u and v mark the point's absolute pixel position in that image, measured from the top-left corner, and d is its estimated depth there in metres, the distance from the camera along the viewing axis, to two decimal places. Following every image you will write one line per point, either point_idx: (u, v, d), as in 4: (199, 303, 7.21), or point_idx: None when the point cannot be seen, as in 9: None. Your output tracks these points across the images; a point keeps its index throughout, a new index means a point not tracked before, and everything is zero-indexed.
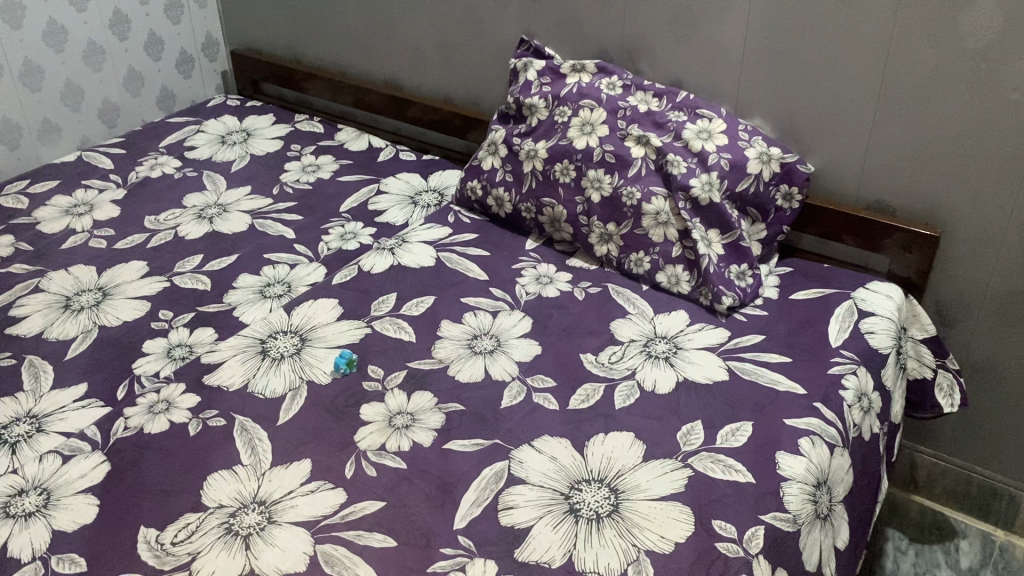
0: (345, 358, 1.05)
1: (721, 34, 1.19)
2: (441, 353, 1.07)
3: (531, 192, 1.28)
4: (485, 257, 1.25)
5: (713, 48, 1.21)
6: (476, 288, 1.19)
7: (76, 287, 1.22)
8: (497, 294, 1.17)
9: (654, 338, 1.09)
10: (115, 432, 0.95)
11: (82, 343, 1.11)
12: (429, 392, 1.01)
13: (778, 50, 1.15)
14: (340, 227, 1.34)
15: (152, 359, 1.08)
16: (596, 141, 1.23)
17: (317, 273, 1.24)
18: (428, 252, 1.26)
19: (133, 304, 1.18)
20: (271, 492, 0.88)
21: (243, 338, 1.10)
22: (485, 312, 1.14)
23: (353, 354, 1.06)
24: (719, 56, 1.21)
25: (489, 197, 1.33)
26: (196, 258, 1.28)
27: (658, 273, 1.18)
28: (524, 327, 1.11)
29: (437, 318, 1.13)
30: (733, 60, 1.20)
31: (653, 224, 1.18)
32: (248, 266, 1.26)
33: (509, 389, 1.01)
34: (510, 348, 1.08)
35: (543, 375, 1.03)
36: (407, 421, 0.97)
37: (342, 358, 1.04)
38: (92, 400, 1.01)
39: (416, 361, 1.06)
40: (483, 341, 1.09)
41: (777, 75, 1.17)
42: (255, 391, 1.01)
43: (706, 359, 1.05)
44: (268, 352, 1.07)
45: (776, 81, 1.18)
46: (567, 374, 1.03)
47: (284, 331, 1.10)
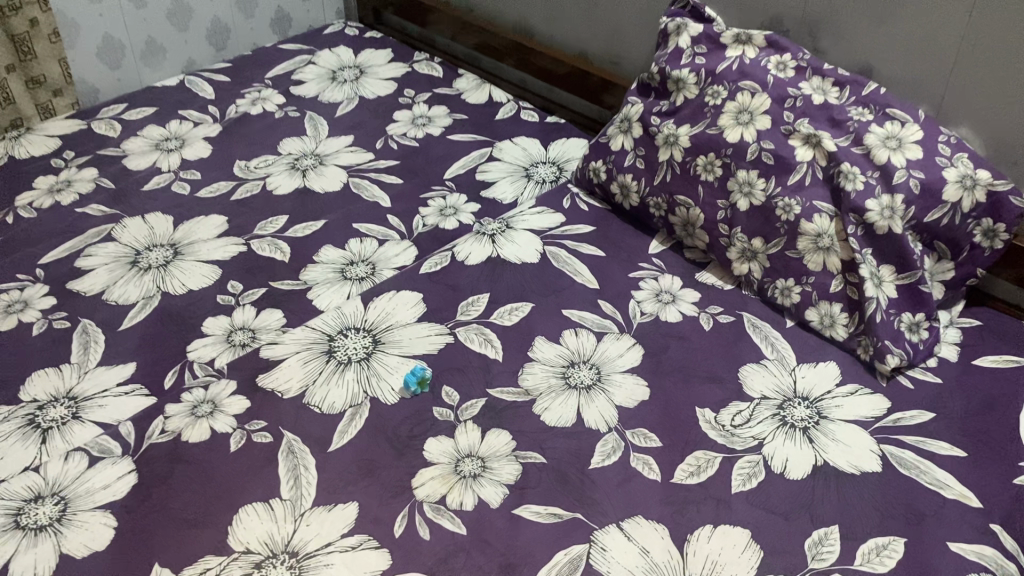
0: (417, 374, 0.89)
1: (934, 21, 0.93)
2: (528, 382, 0.90)
3: (664, 185, 1.07)
4: (599, 259, 1.06)
5: (919, 36, 0.95)
6: (582, 299, 1.00)
7: (148, 240, 1.11)
8: (607, 310, 0.99)
9: (792, 399, 0.88)
10: (150, 435, 0.84)
11: (142, 312, 1.00)
12: (508, 433, 0.85)
13: (1007, 52, 0.89)
14: (440, 199, 1.18)
15: (209, 344, 0.96)
16: (753, 135, 1.00)
17: (406, 255, 1.08)
18: (533, 243, 1.08)
19: (203, 270, 1.06)
20: (307, 541, 0.75)
21: (310, 331, 0.96)
22: (589, 332, 0.96)
23: (426, 370, 0.90)
24: (925, 39, 0.95)
25: (614, 184, 1.13)
26: (280, 218, 1.15)
27: (809, 309, 0.97)
28: (633, 359, 0.93)
29: (532, 334, 0.96)
30: (943, 55, 0.94)
31: (810, 248, 0.96)
32: (333, 235, 1.12)
33: (603, 443, 0.84)
34: (612, 387, 0.90)
35: (647, 431, 0.85)
36: (477, 468, 0.81)
37: (414, 374, 0.89)
38: (137, 387, 0.90)
39: (499, 389, 0.89)
40: (582, 373, 0.91)
41: (999, 81, 0.91)
42: (311, 403, 0.87)
43: (857, 441, 0.84)
44: (335, 353, 0.92)
45: (996, 89, 0.92)
46: (676, 434, 0.85)
47: (356, 327, 0.96)
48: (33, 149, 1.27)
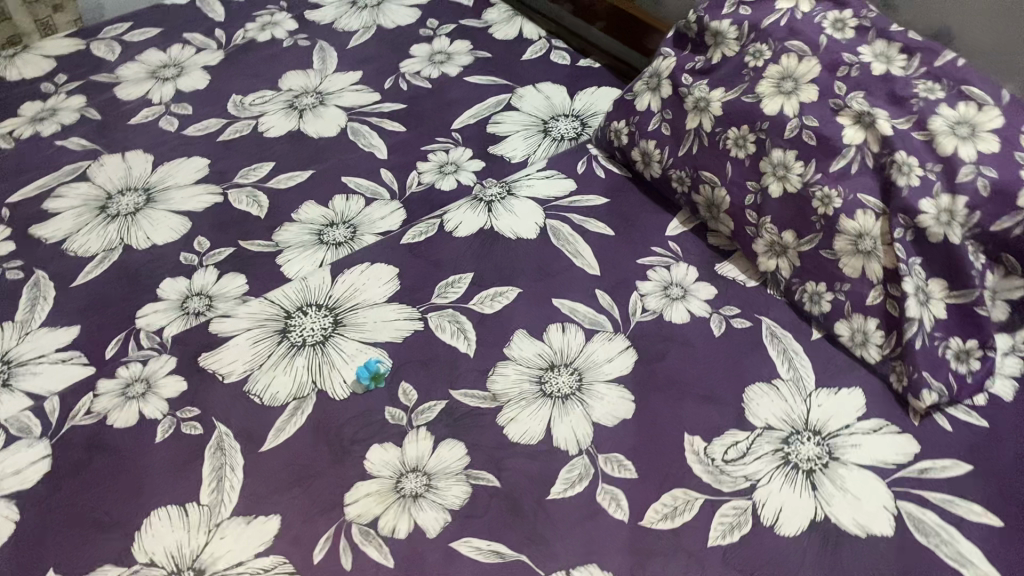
0: (368, 371, 0.79)
1: None
2: (497, 386, 0.79)
3: (689, 158, 0.92)
4: (606, 238, 0.93)
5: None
6: (578, 286, 0.88)
7: (122, 183, 1.03)
8: (603, 302, 0.86)
9: (800, 433, 0.75)
10: (75, 415, 0.77)
11: (99, 266, 0.93)
12: (463, 446, 0.75)
13: None
14: (442, 154, 1.06)
15: (162, 310, 0.88)
16: (794, 108, 0.83)
17: (393, 217, 0.97)
18: (534, 214, 0.95)
19: (172, 222, 0.97)
20: (216, 557, 0.68)
21: (267, 304, 0.86)
22: (578, 328, 0.84)
23: (384, 363, 0.80)
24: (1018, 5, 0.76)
25: (636, 149, 0.98)
26: (266, 165, 1.05)
27: (839, 322, 0.82)
28: (623, 366, 0.80)
29: (511, 327, 0.84)
30: None
31: (848, 250, 0.80)
32: (317, 189, 1.01)
33: (569, 469, 0.73)
34: (591, 399, 0.78)
35: (622, 459, 0.73)
36: (420, 487, 0.72)
37: (365, 371, 0.79)
38: (75, 355, 0.83)
39: (461, 390, 0.79)
40: (560, 379, 0.79)
41: None
42: (252, 393, 0.79)
43: (870, 494, 0.71)
44: (288, 333, 0.83)
45: None
46: (655, 466, 0.73)
47: (318, 304, 0.85)
48: (25, 70, 1.19)
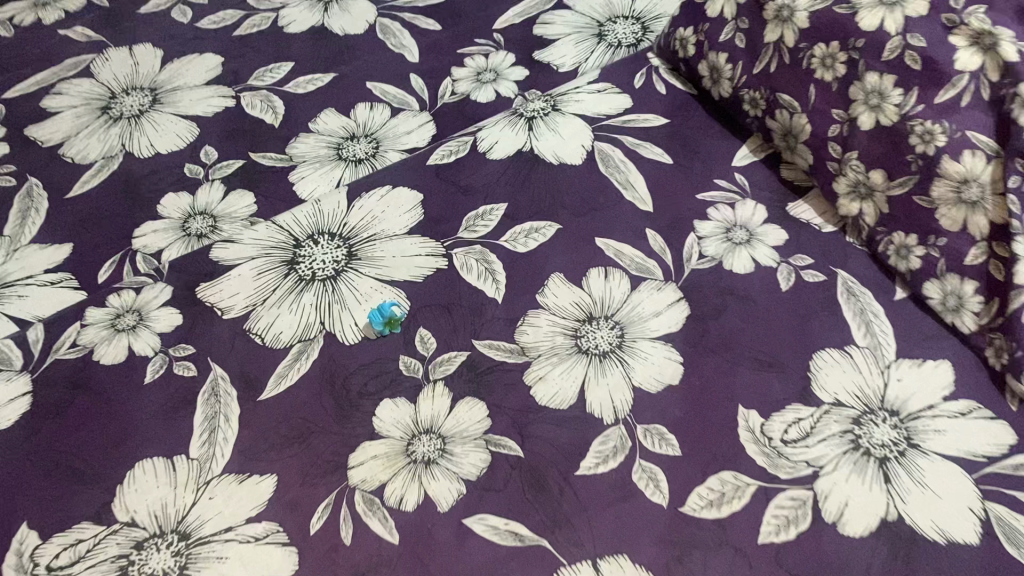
0: (381, 315, 0.70)
1: None
2: (526, 338, 0.70)
3: (766, 78, 0.78)
4: (662, 168, 0.81)
5: None
6: (626, 225, 0.77)
7: (127, 81, 0.93)
8: (654, 245, 0.75)
9: (875, 413, 0.65)
10: (58, 348, 0.70)
11: (97, 176, 0.84)
12: (485, 407, 0.66)
13: None
14: (480, 60, 0.94)
15: (161, 230, 0.79)
16: (897, 23, 0.68)
17: (421, 132, 0.86)
18: (581, 135, 0.83)
19: (178, 128, 0.88)
20: (204, 521, 0.61)
21: (275, 230, 0.77)
22: (622, 274, 0.73)
23: (400, 307, 0.71)
24: None
25: (703, 63, 0.84)
26: (284, 66, 0.94)
27: (928, 282, 0.70)
28: (671, 321, 0.70)
29: (548, 269, 0.74)
30: None
31: (949, 197, 0.67)
32: (339, 96, 0.90)
33: (602, 441, 0.64)
34: (633, 360, 0.68)
35: (665, 432, 0.64)
36: (433, 451, 0.64)
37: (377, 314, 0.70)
38: (65, 278, 0.76)
39: (486, 340, 0.70)
40: (598, 334, 0.70)
41: None
42: (253, 332, 0.71)
43: (953, 492, 0.60)
44: (297, 265, 0.74)
45: None
46: (702, 444, 0.64)
47: (331, 232, 0.76)
48: None
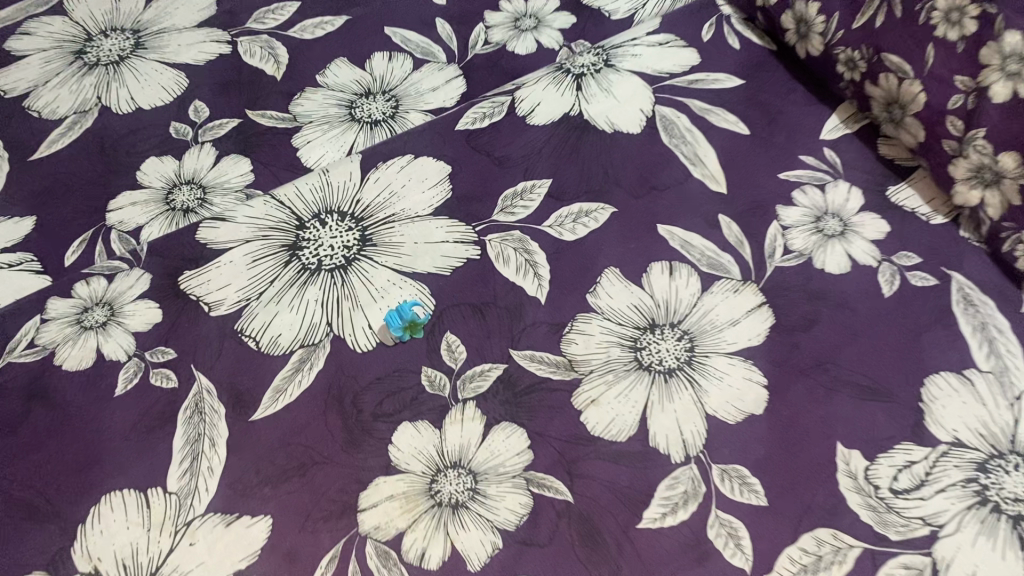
0: (399, 319, 0.58)
1: None
2: (575, 351, 0.57)
3: (868, 32, 0.61)
4: (737, 139, 0.68)
5: None
6: (693, 209, 0.64)
7: (106, 21, 0.79)
8: (729, 235, 0.62)
9: (1006, 458, 0.51)
10: (14, 349, 0.59)
11: (69, 135, 0.71)
12: (525, 435, 0.54)
13: None
14: (519, 3, 0.80)
15: (140, 202, 0.67)
16: None
17: (448, 90, 0.73)
18: (640, 97, 0.70)
19: (163, 77, 0.75)
20: (184, 573, 0.50)
21: (275, 207, 0.64)
22: (691, 271, 0.61)
23: (424, 308, 0.59)
24: None
25: (789, 15, 0.69)
26: (290, 6, 0.80)
27: None
28: (752, 332, 0.58)
29: (600, 262, 0.61)
30: None
31: None
32: (353, 44, 0.76)
33: (669, 484, 0.52)
34: (705, 380, 0.56)
35: (744, 476, 0.53)
36: (463, 493, 0.52)
37: (394, 318, 0.58)
38: (27, 259, 0.64)
39: (525, 350, 0.58)
40: (663, 347, 0.57)
41: None
42: (245, 334, 0.59)
43: None
44: (300, 251, 0.62)
45: None
46: (792, 492, 0.52)
47: (341, 210, 0.64)
48: None
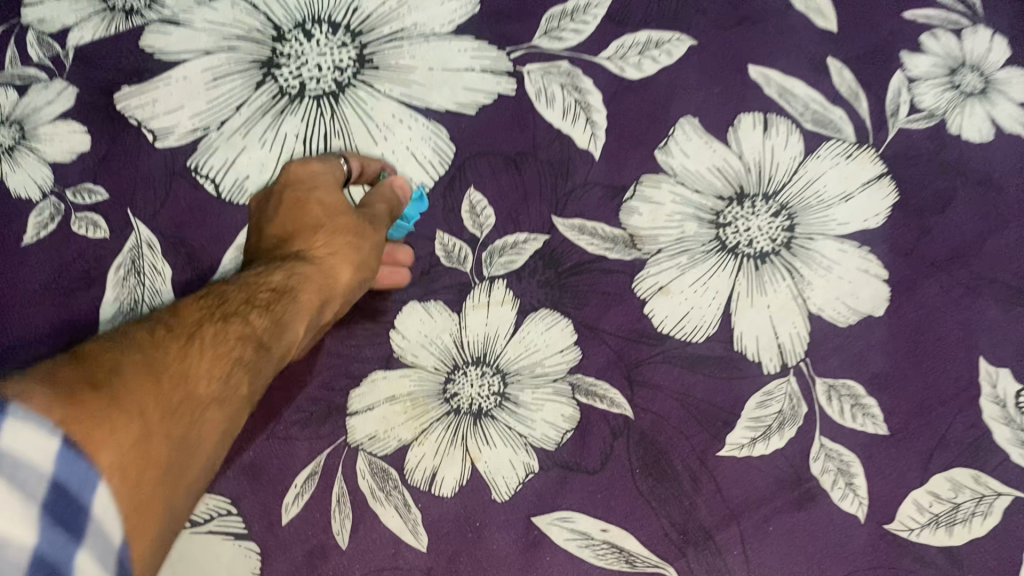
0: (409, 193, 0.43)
1: None
2: (638, 224, 0.43)
3: None
4: None
5: None
6: (796, 47, 0.48)
7: None
8: (840, 83, 0.47)
9: None
10: None
11: None
12: (571, 330, 0.41)
13: None
14: None
15: None
16: None
17: None
18: None
19: None
20: None
21: (244, 11, 0.48)
22: (792, 127, 0.46)
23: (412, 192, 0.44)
24: None
25: None
26: None
27: None
28: (869, 209, 0.44)
29: (675, 109, 0.46)
30: None
31: None
32: None
33: (762, 402, 0.40)
34: (807, 270, 0.42)
35: (860, 395, 0.40)
36: (487, 399, 0.39)
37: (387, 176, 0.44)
38: None
39: (572, 220, 0.43)
40: (754, 224, 0.43)
41: None
42: (200, 173, 0.44)
43: None
44: (276, 70, 0.46)
45: None
46: (922, 421, 0.39)
47: (333, 22, 0.47)
48: None
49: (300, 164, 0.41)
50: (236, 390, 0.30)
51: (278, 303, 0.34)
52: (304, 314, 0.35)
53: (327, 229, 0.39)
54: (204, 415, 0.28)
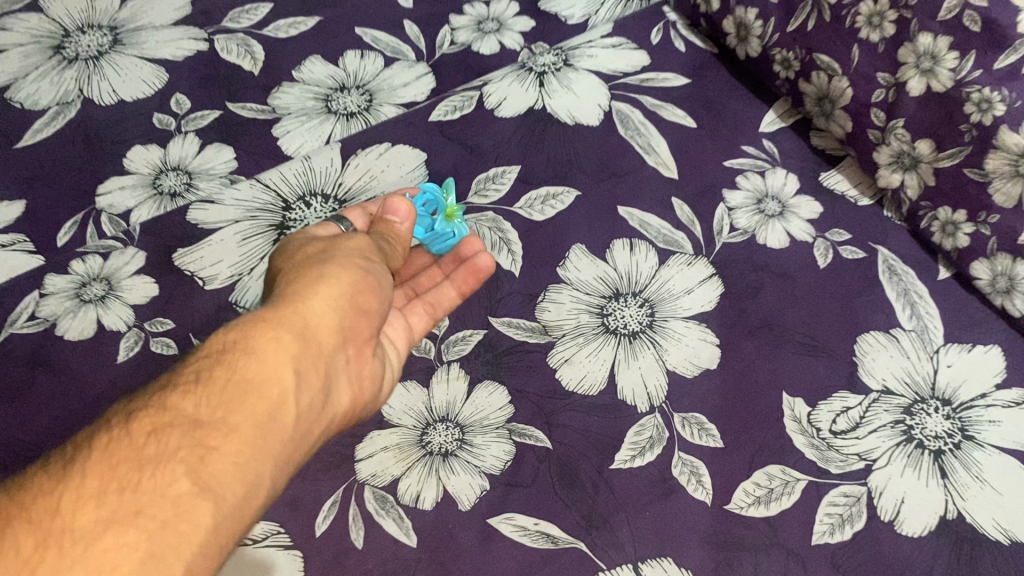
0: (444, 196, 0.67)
1: None
2: (548, 317, 0.63)
3: (800, 35, 0.70)
4: (686, 133, 0.74)
5: None
6: (650, 192, 0.70)
7: (83, 18, 0.82)
8: (681, 214, 0.69)
9: (926, 403, 0.60)
10: (14, 322, 0.61)
11: (52, 125, 0.74)
12: (506, 392, 0.59)
13: None
14: (479, 5, 0.84)
15: (128, 187, 0.70)
16: None
17: (418, 86, 0.78)
18: (599, 94, 0.76)
19: (142, 72, 0.78)
20: None
21: (260, 190, 0.68)
22: (650, 246, 0.67)
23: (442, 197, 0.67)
24: None
25: (729, 19, 0.75)
26: (261, 5, 0.84)
27: (976, 262, 0.64)
28: (705, 299, 0.64)
29: (568, 239, 0.67)
30: None
31: (1007, 172, 0.59)
32: (326, 41, 0.81)
33: (638, 431, 0.58)
34: (665, 343, 0.62)
35: (704, 423, 0.59)
36: (451, 444, 0.57)
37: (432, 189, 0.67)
38: (18, 240, 0.67)
39: (503, 318, 0.63)
40: (627, 313, 0.63)
41: None
42: (240, 305, 0.63)
43: (1015, 488, 0.56)
44: (287, 230, 0.66)
45: None
46: (747, 434, 0.58)
47: (325, 195, 0.69)
48: None
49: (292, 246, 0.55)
50: (154, 487, 0.37)
51: (210, 379, 0.42)
52: (253, 362, 0.43)
53: (277, 299, 0.48)
54: (101, 532, 0.35)
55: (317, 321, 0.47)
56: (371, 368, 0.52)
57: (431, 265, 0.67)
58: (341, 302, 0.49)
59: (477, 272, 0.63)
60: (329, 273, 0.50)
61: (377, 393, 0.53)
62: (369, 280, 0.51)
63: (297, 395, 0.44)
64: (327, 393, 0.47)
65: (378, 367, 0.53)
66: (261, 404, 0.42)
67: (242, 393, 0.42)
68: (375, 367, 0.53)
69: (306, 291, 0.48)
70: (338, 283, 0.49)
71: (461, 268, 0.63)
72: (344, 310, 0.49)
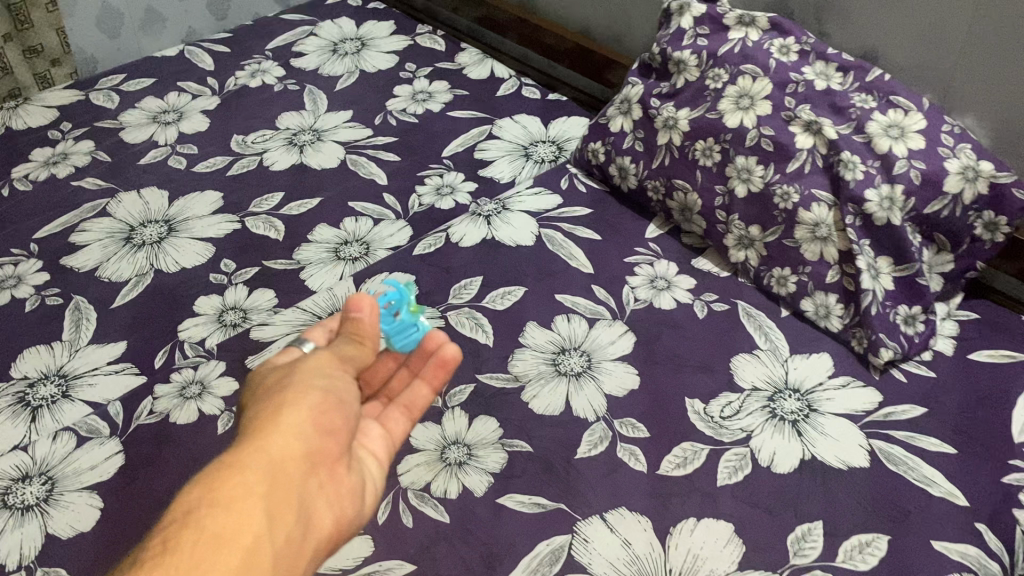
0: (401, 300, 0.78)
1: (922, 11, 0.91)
2: (517, 368, 0.90)
3: (662, 169, 1.06)
4: (596, 244, 1.05)
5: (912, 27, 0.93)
6: (577, 284, 0.99)
7: (143, 216, 1.10)
8: (600, 295, 0.98)
9: (783, 391, 0.88)
10: (138, 416, 0.84)
11: (135, 289, 1.00)
12: (495, 420, 0.85)
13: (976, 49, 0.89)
14: (437, 178, 1.17)
15: (201, 323, 0.96)
16: (753, 120, 0.97)
17: (401, 235, 1.07)
18: (530, 226, 1.07)
19: (195, 248, 1.06)
20: None
21: (301, 313, 0.95)
22: (581, 318, 0.95)
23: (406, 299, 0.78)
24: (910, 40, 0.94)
25: (613, 165, 1.11)
26: (276, 195, 1.14)
27: (804, 299, 0.95)
28: (625, 347, 0.92)
29: (524, 319, 0.95)
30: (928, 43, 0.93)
31: (808, 237, 0.94)
32: (328, 213, 1.11)
33: (590, 433, 0.84)
34: (601, 375, 0.89)
35: (634, 422, 0.85)
36: (463, 456, 0.82)
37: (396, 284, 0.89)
38: (128, 367, 0.90)
39: (486, 374, 0.89)
40: (571, 361, 0.90)
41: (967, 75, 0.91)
42: None
43: (847, 435, 0.83)
44: None
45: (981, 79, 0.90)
46: (665, 426, 0.85)
47: None
48: (30, 119, 1.27)
49: (266, 374, 0.62)
50: None
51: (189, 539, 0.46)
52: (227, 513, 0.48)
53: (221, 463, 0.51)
54: None
55: (284, 458, 0.53)
56: (346, 482, 0.59)
57: (399, 368, 0.76)
58: (306, 432, 0.55)
59: (444, 363, 0.75)
60: (296, 400, 0.56)
61: (355, 509, 0.60)
62: (326, 403, 0.58)
63: (271, 536, 0.50)
64: (301, 518, 0.53)
65: (355, 480, 0.61)
66: (237, 555, 0.47)
67: (216, 547, 0.46)
68: (350, 480, 0.60)
69: (271, 431, 0.54)
70: (300, 420, 0.55)
71: (430, 363, 0.75)
72: (299, 450, 0.54)
